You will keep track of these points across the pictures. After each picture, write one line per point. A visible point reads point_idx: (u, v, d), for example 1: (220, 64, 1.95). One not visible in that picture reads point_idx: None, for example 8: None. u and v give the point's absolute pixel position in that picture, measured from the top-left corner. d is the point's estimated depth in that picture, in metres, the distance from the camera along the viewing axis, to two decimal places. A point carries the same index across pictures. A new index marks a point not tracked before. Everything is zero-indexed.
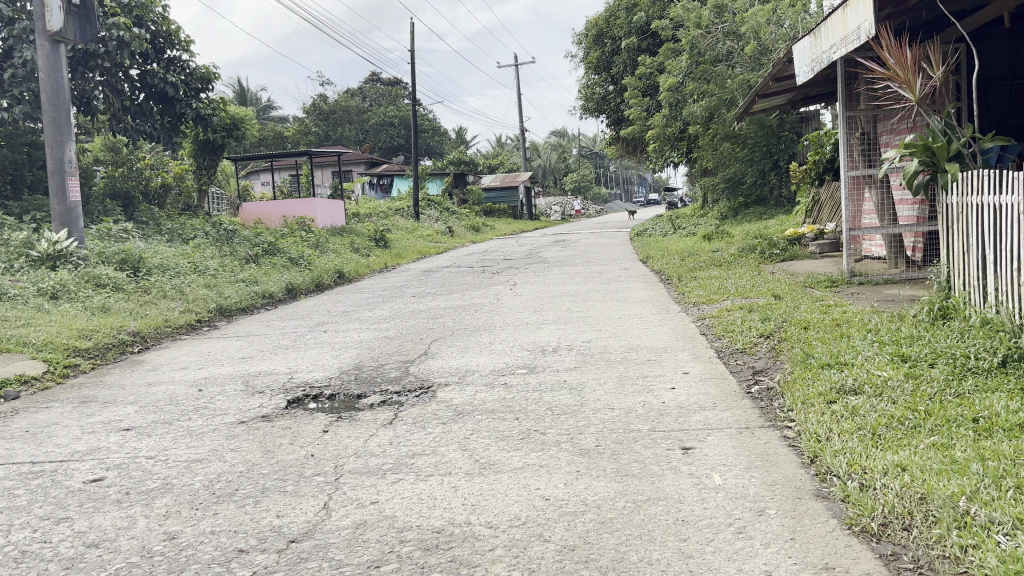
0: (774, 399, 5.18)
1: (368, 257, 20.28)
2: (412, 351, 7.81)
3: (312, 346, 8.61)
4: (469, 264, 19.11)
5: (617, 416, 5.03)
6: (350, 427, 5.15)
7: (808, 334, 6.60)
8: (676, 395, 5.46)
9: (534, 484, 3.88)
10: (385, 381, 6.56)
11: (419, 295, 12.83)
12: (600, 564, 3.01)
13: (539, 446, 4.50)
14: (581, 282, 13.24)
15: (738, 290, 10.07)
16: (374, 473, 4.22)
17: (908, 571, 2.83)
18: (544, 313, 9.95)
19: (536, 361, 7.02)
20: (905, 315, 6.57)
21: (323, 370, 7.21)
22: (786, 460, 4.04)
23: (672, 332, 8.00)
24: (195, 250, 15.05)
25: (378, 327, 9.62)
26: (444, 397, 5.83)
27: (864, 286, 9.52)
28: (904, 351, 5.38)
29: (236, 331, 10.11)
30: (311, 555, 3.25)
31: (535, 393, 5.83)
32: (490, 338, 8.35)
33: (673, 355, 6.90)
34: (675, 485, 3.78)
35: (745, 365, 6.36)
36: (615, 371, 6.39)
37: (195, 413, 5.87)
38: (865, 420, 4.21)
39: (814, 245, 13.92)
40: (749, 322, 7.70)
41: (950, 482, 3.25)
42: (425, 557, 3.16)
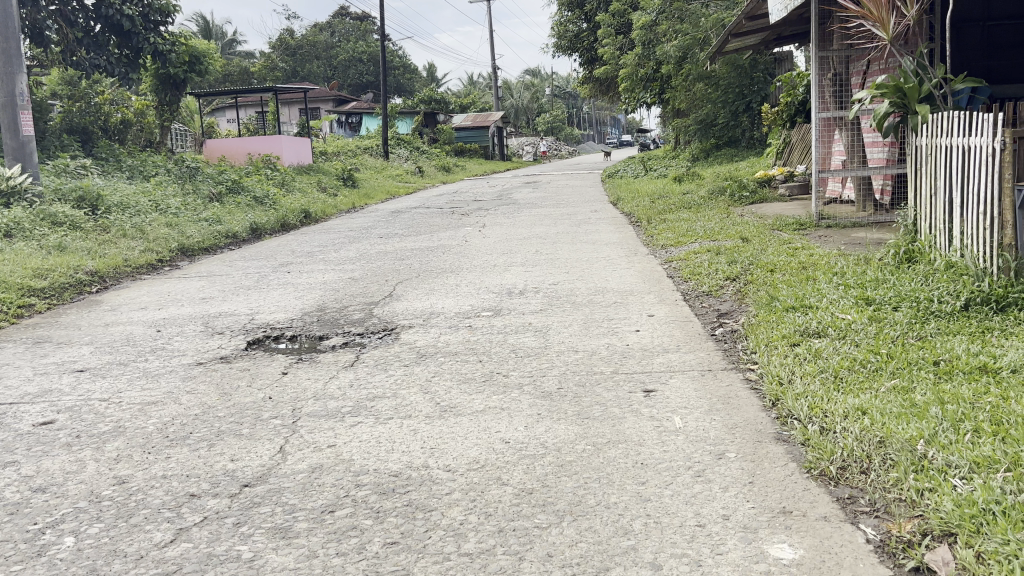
0: (737, 342, 5.16)
1: (335, 197, 19.98)
2: (377, 293, 7.71)
3: (275, 286, 8.47)
4: (438, 204, 18.89)
5: (580, 358, 4.99)
6: (311, 369, 5.07)
7: (773, 277, 6.58)
8: (640, 337, 5.43)
9: (495, 427, 3.83)
10: (348, 322, 6.46)
11: (386, 236, 12.66)
12: (557, 508, 2.97)
13: (500, 388, 4.46)
14: (551, 224, 13.15)
15: (707, 232, 10.01)
16: (333, 416, 4.15)
17: (865, 515, 2.82)
18: (512, 254, 9.86)
19: (502, 303, 6.95)
20: (871, 258, 6.55)
21: (285, 311, 7.09)
22: (747, 403, 4.02)
23: (638, 275, 7.96)
24: (156, 188, 14.69)
25: (344, 268, 9.49)
26: (408, 339, 5.75)
27: (832, 229, 9.53)
28: (869, 296, 5.38)
29: (197, 271, 9.91)
30: (264, 499, 3.19)
31: (499, 335, 5.78)
32: (456, 280, 8.26)
33: (639, 297, 6.87)
34: (635, 427, 3.75)
35: (710, 308, 6.34)
36: (581, 313, 6.35)
37: (152, 355, 5.75)
38: (828, 363, 4.21)
39: (783, 188, 13.90)
40: (716, 265, 7.66)
41: (909, 426, 3.24)
42: (380, 502, 3.11)
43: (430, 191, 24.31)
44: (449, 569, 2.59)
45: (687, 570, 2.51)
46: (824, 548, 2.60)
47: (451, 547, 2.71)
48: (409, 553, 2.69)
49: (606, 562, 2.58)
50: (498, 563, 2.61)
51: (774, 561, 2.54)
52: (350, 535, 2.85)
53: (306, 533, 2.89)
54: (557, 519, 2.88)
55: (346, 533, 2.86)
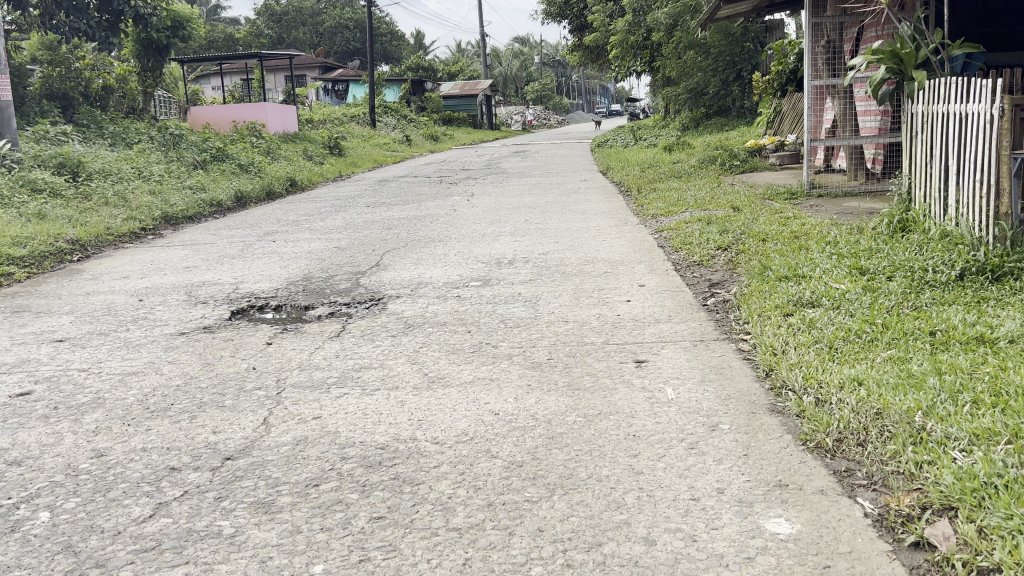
0: (729, 312, 5.08)
1: (322, 165, 19.74)
2: (364, 262, 7.59)
3: (260, 255, 8.34)
4: (426, 173, 18.69)
5: (571, 329, 4.91)
6: (295, 339, 4.97)
7: (766, 247, 6.50)
8: (631, 307, 5.35)
9: (484, 398, 3.75)
10: (334, 292, 6.35)
11: (373, 205, 12.51)
12: (548, 481, 2.89)
13: (490, 359, 4.38)
14: (540, 193, 13.01)
15: (697, 201, 9.91)
16: (318, 387, 4.06)
17: (862, 488, 2.76)
18: (501, 224, 9.75)
19: (491, 273, 6.85)
20: (864, 227, 6.47)
21: (270, 281, 6.96)
22: (741, 373, 3.95)
23: (629, 245, 7.87)
24: (139, 155, 14.46)
25: (330, 237, 9.35)
26: (395, 309, 5.65)
27: (824, 199, 9.45)
28: (862, 265, 5.31)
29: (181, 239, 9.76)
30: (247, 473, 3.10)
31: (489, 305, 5.68)
32: (444, 249, 8.15)
33: (629, 267, 6.78)
34: (627, 399, 3.68)
35: (701, 278, 6.26)
36: (571, 283, 6.26)
37: (133, 324, 5.63)
38: (823, 333, 4.14)
39: (774, 157, 13.81)
40: (708, 234, 7.57)
41: (906, 397, 3.18)
42: (366, 475, 3.03)
43: (418, 160, 24.07)
44: (437, 544, 2.51)
45: (682, 546, 2.44)
46: (822, 523, 2.54)
47: (439, 522, 2.64)
48: (396, 528, 2.61)
49: (599, 536, 2.51)
50: (487, 538, 2.53)
51: (771, 535, 2.47)
52: (335, 510, 2.77)
53: (289, 508, 2.80)
54: (548, 492, 2.81)
55: (331, 507, 2.78)
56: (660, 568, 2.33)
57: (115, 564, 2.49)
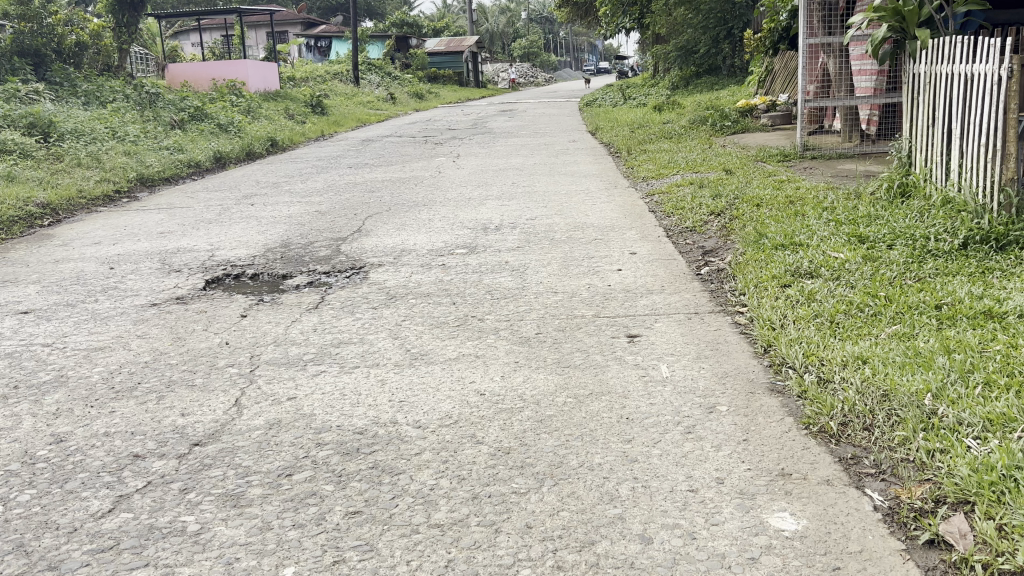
0: (724, 282, 4.90)
1: (304, 125, 19.33)
2: (345, 228, 7.35)
3: (238, 220, 8.07)
4: (410, 133, 18.33)
5: (559, 300, 4.72)
6: (271, 312, 4.76)
7: (761, 212, 6.31)
8: (622, 277, 5.16)
9: (469, 377, 3.57)
10: (314, 261, 6.12)
11: (355, 167, 12.21)
12: (537, 470, 2.72)
13: (475, 333, 4.18)
14: (528, 155, 12.74)
15: (689, 163, 9.69)
16: (294, 364, 3.86)
17: (869, 478, 2.59)
18: (487, 187, 9.50)
19: (477, 240, 6.63)
20: (862, 193, 6.28)
21: (247, 248, 6.72)
22: (737, 349, 3.77)
23: (619, 209, 7.66)
24: (114, 114, 14.06)
25: (310, 200, 9.09)
26: (376, 279, 5.44)
27: (817, 161, 9.25)
28: (862, 233, 5.13)
29: (157, 203, 9.47)
30: (215, 461, 2.91)
31: (474, 275, 5.48)
32: (429, 214, 7.91)
33: (619, 233, 6.58)
34: (619, 377, 3.50)
35: (694, 245, 6.07)
36: (559, 250, 6.06)
37: (103, 295, 5.40)
38: (823, 306, 3.97)
39: (766, 118, 13.57)
40: (700, 198, 7.37)
41: (914, 378, 3.01)
42: (343, 464, 2.84)
43: (402, 119, 23.65)
44: (417, 544, 2.33)
45: (680, 545, 2.27)
46: (829, 518, 2.37)
47: (420, 518, 2.46)
48: (374, 525, 2.43)
49: (592, 534, 2.33)
50: (471, 537, 2.35)
51: (775, 533, 2.31)
52: (308, 504, 2.58)
53: (259, 502, 2.61)
54: (537, 483, 2.63)
55: (304, 501, 2.60)
56: (658, 570, 2.16)
57: (69, 567, 2.30)
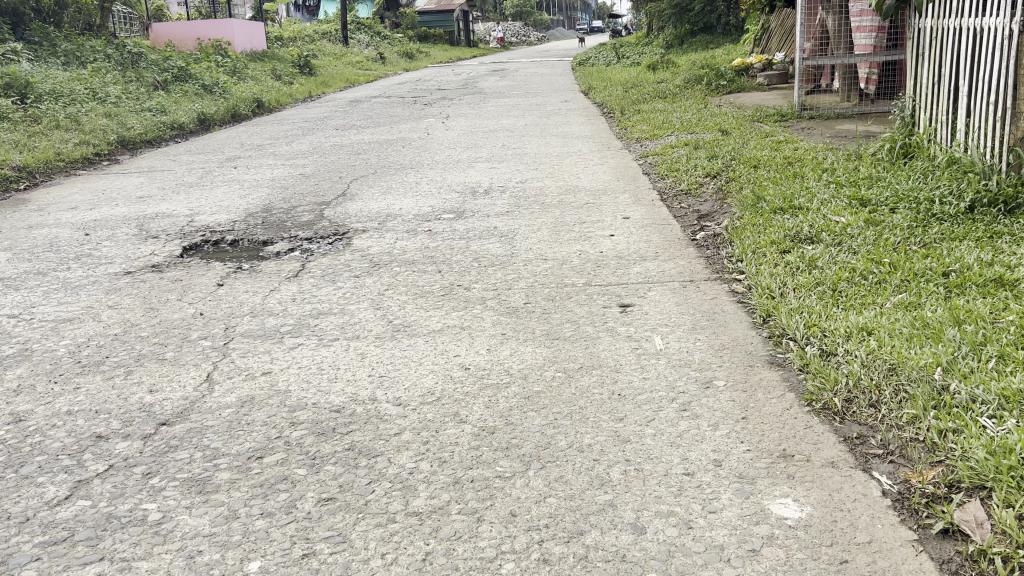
0: (720, 248, 4.71)
1: (291, 86, 18.93)
2: (330, 192, 7.13)
3: (220, 184, 7.83)
4: (400, 93, 18.00)
5: (550, 268, 4.53)
6: (249, 281, 4.57)
7: (758, 175, 6.11)
8: (615, 243, 4.97)
9: (453, 351, 3.39)
10: (296, 226, 5.92)
11: (342, 128, 11.92)
12: (523, 452, 2.55)
13: (461, 303, 4.01)
14: (519, 115, 12.47)
15: (684, 124, 9.45)
16: (270, 336, 3.68)
17: (877, 459, 2.44)
18: (477, 149, 9.26)
19: (465, 204, 6.42)
20: (862, 153, 6.08)
21: (227, 213, 6.49)
22: (735, 319, 3.60)
23: (612, 172, 7.44)
24: (94, 74, 13.67)
25: (295, 164, 8.84)
26: (360, 246, 5.25)
27: (815, 121, 9.03)
28: (863, 195, 4.94)
29: (137, 166, 9.20)
30: (182, 442, 2.73)
31: (461, 241, 5.28)
32: (416, 177, 7.68)
33: (613, 197, 6.37)
34: (610, 350, 3.33)
35: (689, 209, 5.87)
36: (551, 215, 5.86)
37: (76, 262, 5.19)
38: (825, 273, 3.79)
39: (762, 77, 13.31)
40: (695, 160, 7.16)
41: (923, 351, 2.85)
42: (317, 445, 2.67)
43: (392, 79, 23.25)
44: (393, 535, 2.16)
45: (675, 535, 2.11)
46: (835, 505, 2.22)
47: (397, 505, 2.29)
48: (347, 514, 2.27)
49: (581, 524, 2.17)
50: (451, 527, 2.19)
51: (777, 521, 2.15)
52: (278, 490, 2.42)
53: (226, 487, 2.44)
54: (523, 466, 2.47)
55: (274, 487, 2.43)
56: (651, 564, 2.00)
57: (18, 562, 2.13)
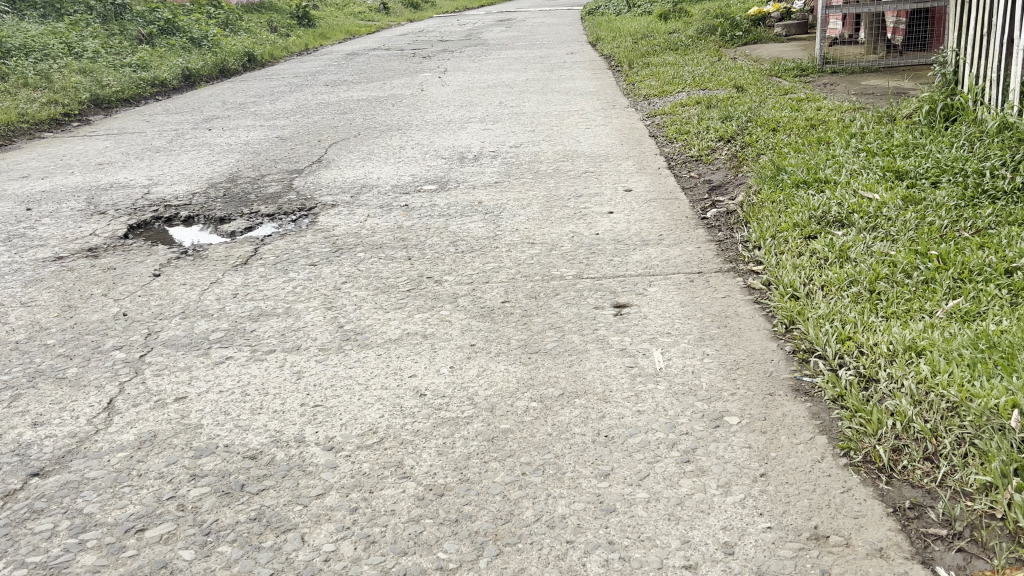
0: (734, 230, 4.08)
1: (287, 38, 18.13)
2: (304, 159, 6.50)
3: (189, 149, 7.19)
4: (400, 45, 17.20)
5: (536, 256, 3.91)
6: (190, 270, 3.97)
7: (777, 139, 5.44)
8: (614, 223, 4.33)
9: (408, 370, 2.79)
10: (259, 200, 5.31)
11: (333, 84, 11.22)
12: (475, 528, 1.96)
13: (427, 302, 3.40)
14: (520, 69, 11.71)
15: (696, 79, 8.72)
16: (196, 347, 3.09)
17: (940, 545, 1.85)
18: (472, 108, 8.57)
19: (451, 173, 5.78)
20: (896, 115, 5.38)
21: (188, 183, 5.87)
22: (751, 327, 2.99)
23: (616, 135, 6.76)
24: (72, 26, 12.93)
25: (274, 125, 8.19)
26: (325, 226, 4.64)
27: (838, 76, 8.30)
28: (899, 167, 4.27)
29: (107, 128, 8.57)
30: (50, 506, 2.15)
31: (440, 220, 4.65)
32: (401, 140, 7.03)
33: (614, 165, 5.72)
34: (599, 370, 2.72)
35: (700, 179, 5.22)
36: (544, 188, 5.21)
37: (5, 245, 4.59)
38: (859, 268, 3.16)
39: (780, 27, 12.51)
40: (707, 121, 6.47)
41: (993, 384, 2.23)
42: (217, 513, 2.09)
43: (393, 30, 22.33)
44: None
45: None
46: None
47: None
48: None
49: None
50: None
51: None
52: None
53: None
54: (473, 553, 1.88)
55: None
56: None
57: None
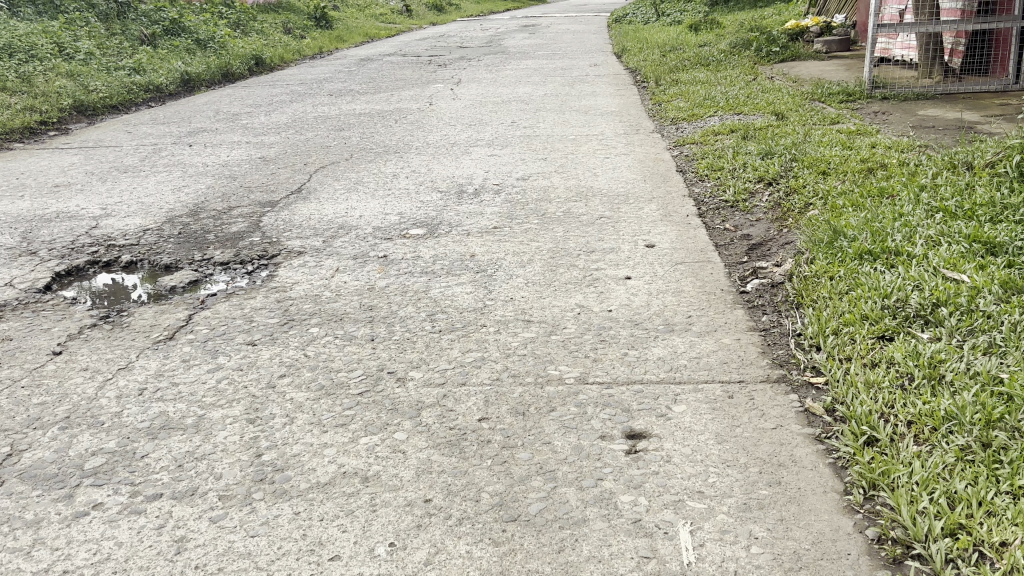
0: (783, 315, 3.25)
1: (300, 41, 17.43)
2: (282, 187, 5.74)
3: (160, 169, 6.45)
4: (416, 51, 16.48)
5: (531, 342, 3.10)
6: (102, 345, 3.20)
7: (830, 187, 4.60)
8: (631, 296, 3.51)
9: (333, 547, 1.99)
10: (218, 243, 4.55)
11: (337, 94, 10.47)
12: None
13: (380, 416, 2.59)
14: (539, 82, 10.92)
15: (729, 102, 7.88)
16: (62, 481, 2.30)
17: None
18: (481, 127, 7.79)
19: (444, 214, 4.97)
20: (974, 162, 4.51)
21: (143, 216, 5.11)
22: (815, 488, 2.17)
23: (638, 168, 5.93)
24: (67, 25, 12.26)
25: (262, 142, 7.45)
26: (284, 284, 3.86)
27: (890, 103, 7.43)
28: (990, 236, 3.42)
29: (83, 140, 7.86)
30: None
31: (420, 280, 3.84)
32: (397, 166, 6.26)
33: (635, 209, 4.90)
34: (601, 563, 1.90)
35: (736, 233, 4.39)
36: (550, 239, 4.40)
37: None
38: (963, 400, 2.32)
39: (820, 43, 11.66)
40: (743, 156, 5.64)
41: None
42: None
43: (412, 34, 21.62)
44: None
45: None
46: None
47: None
48: None
49: None
50: None
51: None
52: None
53: None
54: None
55: None
56: None
57: None
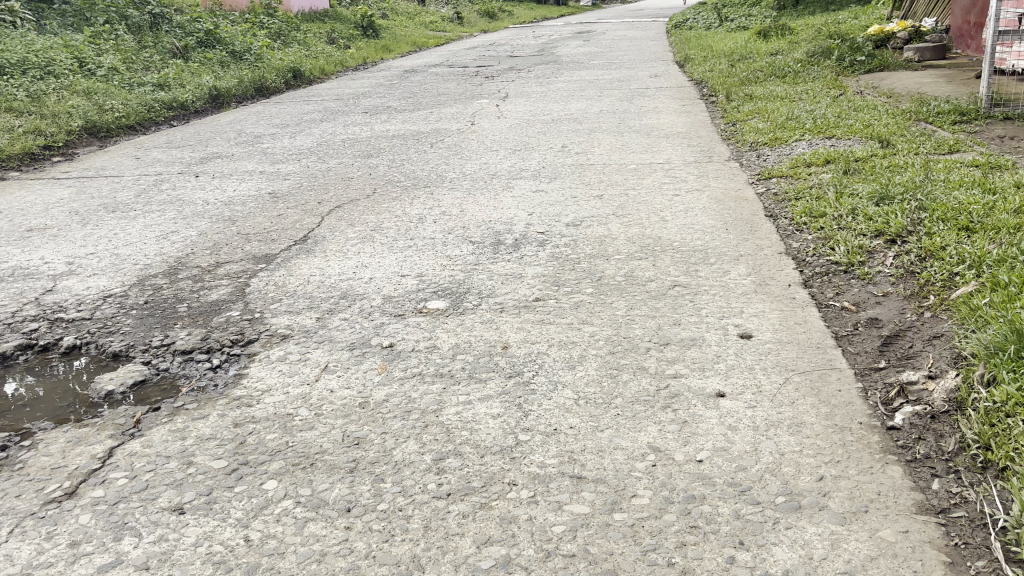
0: (965, 485, 2.14)
1: (344, 51, 16.66)
2: (285, 234, 4.80)
3: (154, 207, 5.57)
4: (464, 61, 15.56)
5: (583, 525, 2.05)
6: None
7: (982, 250, 3.44)
8: (727, 434, 2.44)
9: None
10: (188, 319, 3.60)
11: (372, 111, 9.57)
12: None
13: None
14: (594, 96, 9.88)
15: (817, 123, 6.73)
16: None
17: None
18: (526, 152, 6.79)
19: (473, 277, 3.96)
20: None
21: (111, 275, 4.21)
22: None
23: (716, 211, 4.85)
24: (93, 38, 11.61)
25: (277, 172, 6.54)
26: (253, 391, 2.87)
27: (1016, 125, 6.20)
28: None
29: (83, 168, 7.04)
30: None
31: (433, 390, 2.82)
32: (424, 206, 5.28)
33: (719, 274, 3.82)
34: None
35: (860, 318, 3.28)
36: (609, 321, 3.34)
37: None
38: None
39: (910, 51, 10.41)
40: (850, 199, 4.52)
41: None
42: None
43: (461, 42, 20.75)
44: None
45: None
46: None
47: None
48: None
49: None
50: None
51: None
52: None
53: None
54: None
55: None
56: None
57: None
